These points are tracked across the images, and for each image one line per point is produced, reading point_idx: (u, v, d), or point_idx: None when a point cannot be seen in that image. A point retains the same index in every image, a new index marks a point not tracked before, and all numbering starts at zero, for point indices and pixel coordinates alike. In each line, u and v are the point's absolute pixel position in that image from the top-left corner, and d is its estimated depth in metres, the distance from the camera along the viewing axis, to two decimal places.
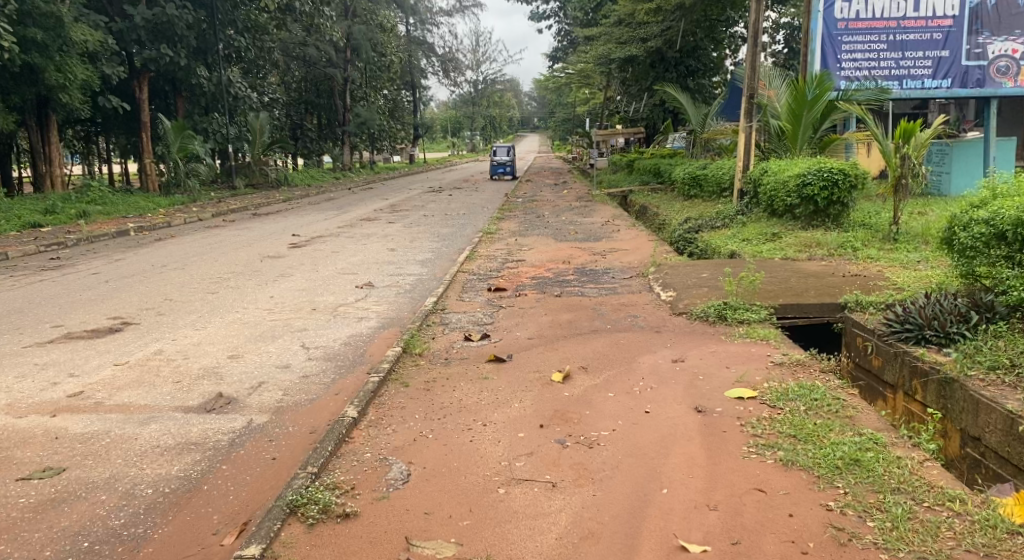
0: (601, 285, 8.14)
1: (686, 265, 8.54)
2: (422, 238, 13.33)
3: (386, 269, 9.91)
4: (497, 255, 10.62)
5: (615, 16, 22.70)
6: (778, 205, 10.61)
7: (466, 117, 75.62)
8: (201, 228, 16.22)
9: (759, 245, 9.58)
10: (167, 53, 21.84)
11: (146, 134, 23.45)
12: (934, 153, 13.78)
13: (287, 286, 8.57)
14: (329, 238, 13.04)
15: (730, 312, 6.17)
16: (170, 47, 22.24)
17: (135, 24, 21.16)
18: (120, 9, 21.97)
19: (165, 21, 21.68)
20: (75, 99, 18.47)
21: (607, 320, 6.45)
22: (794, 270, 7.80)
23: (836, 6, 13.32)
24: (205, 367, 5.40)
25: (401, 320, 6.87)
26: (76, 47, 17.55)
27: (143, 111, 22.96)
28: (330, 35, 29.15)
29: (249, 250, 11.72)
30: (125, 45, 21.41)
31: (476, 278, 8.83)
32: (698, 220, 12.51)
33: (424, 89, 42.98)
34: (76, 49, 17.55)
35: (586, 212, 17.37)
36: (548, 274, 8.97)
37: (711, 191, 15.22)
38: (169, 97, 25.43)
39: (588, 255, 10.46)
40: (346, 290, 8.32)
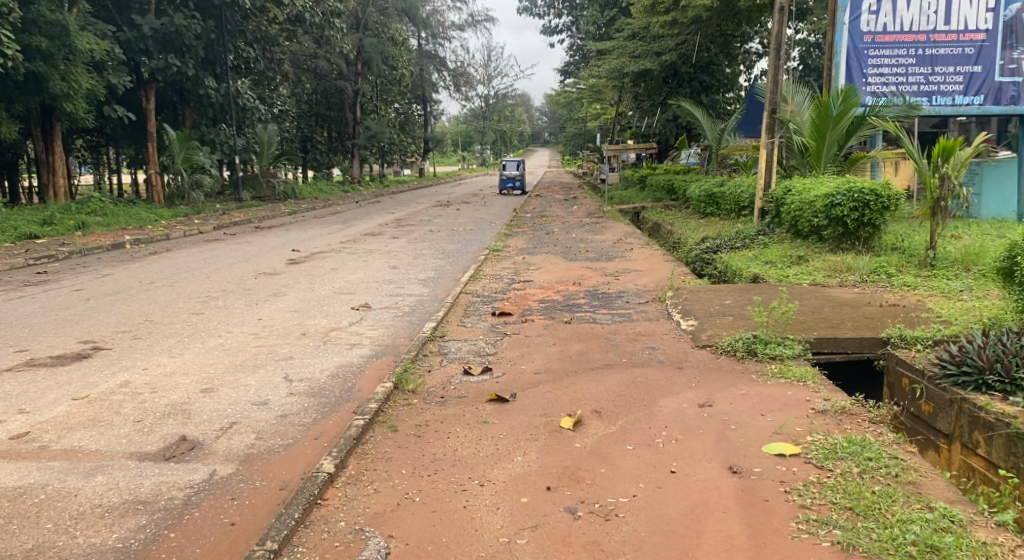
0: (614, 310, 7.56)
1: (707, 290, 7.96)
2: (426, 255, 12.77)
3: (385, 289, 9.34)
4: (503, 275, 10.05)
5: (628, 30, 22.27)
6: (804, 226, 10.02)
7: (477, 132, 75.26)
8: (200, 241, 15.75)
9: (784, 269, 9.05)
10: (175, 63, 21.46)
11: (151, 144, 23.07)
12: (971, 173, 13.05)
13: (278, 307, 8.02)
14: (330, 255, 12.51)
15: (760, 347, 5.61)
16: (179, 56, 21.84)
17: (143, 33, 20.80)
18: (129, 19, 21.67)
19: (173, 31, 21.35)
20: (80, 108, 18.00)
21: (622, 352, 5.86)
22: (825, 298, 7.21)
23: (862, 18, 12.85)
24: (173, 404, 4.82)
25: (397, 348, 6.29)
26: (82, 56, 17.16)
27: (149, 121, 22.61)
28: (341, 48, 28.82)
29: (244, 266, 11.18)
30: (132, 54, 21.03)
31: (480, 300, 8.25)
32: (716, 240, 11.95)
33: (435, 103, 42.64)
34: (81, 57, 17.16)
35: (597, 228, 16.80)
36: (557, 297, 8.39)
37: (729, 209, 14.64)
38: (176, 107, 25.08)
39: (600, 276, 9.88)
40: (340, 313, 7.76)
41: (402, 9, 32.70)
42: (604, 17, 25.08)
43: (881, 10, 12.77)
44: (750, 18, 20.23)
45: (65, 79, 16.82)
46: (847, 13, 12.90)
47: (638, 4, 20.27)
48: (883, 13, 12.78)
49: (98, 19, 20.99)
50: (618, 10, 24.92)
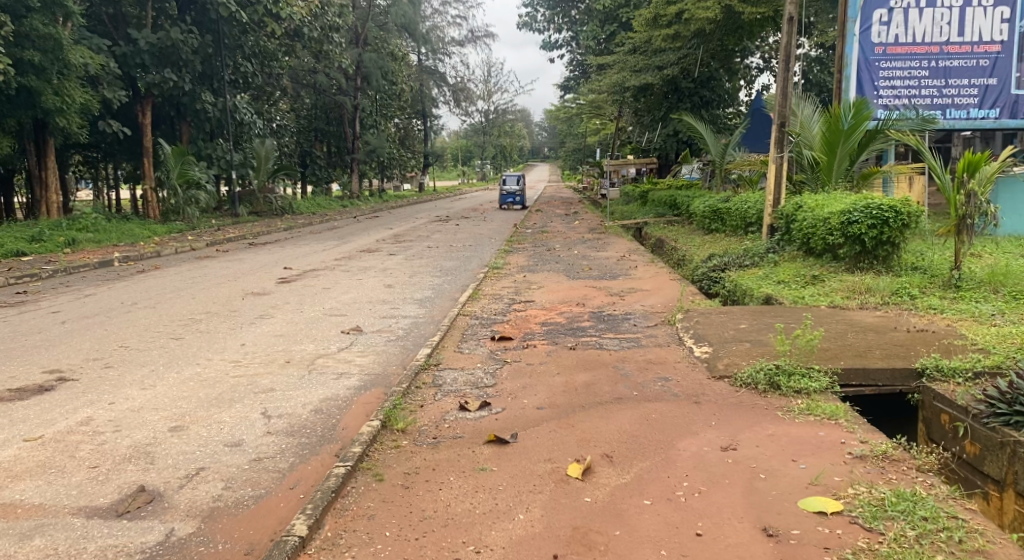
0: (621, 335, 7.08)
1: (719, 313, 7.49)
2: (423, 274, 12.30)
3: (379, 310, 8.88)
4: (503, 296, 9.57)
5: (630, 44, 21.93)
6: (818, 245, 9.59)
7: (476, 147, 75.04)
8: (191, 258, 15.28)
9: (799, 289, 8.60)
10: (172, 78, 21.07)
11: (147, 159, 22.69)
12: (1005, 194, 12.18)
13: (263, 331, 7.53)
14: (322, 273, 12.03)
15: (784, 379, 5.15)
16: (175, 71, 21.46)
17: (139, 48, 20.45)
18: (125, 34, 21.33)
19: (170, 45, 20.99)
20: (73, 122, 17.49)
21: (632, 385, 5.39)
22: (847, 323, 6.73)
23: (873, 29, 12.47)
24: (135, 446, 4.31)
25: (387, 379, 5.80)
26: (76, 70, 16.71)
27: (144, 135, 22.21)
28: (340, 62, 28.52)
29: (233, 285, 10.72)
30: (128, 69, 20.65)
31: (478, 323, 7.77)
32: (723, 258, 11.49)
33: (436, 118, 42.28)
34: (75, 72, 16.76)
35: (600, 245, 16.31)
36: (559, 319, 7.92)
37: (735, 225, 14.17)
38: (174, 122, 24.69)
39: (604, 296, 9.42)
40: (329, 337, 7.28)
41: (402, 24, 32.40)
42: (604, 32, 24.75)
43: (892, 21, 12.39)
44: (752, 32, 19.89)
45: (58, 94, 16.37)
46: (858, 23, 12.52)
47: (640, 17, 19.92)
48: (894, 24, 12.41)
49: (94, 33, 20.63)
50: (619, 24, 24.59)
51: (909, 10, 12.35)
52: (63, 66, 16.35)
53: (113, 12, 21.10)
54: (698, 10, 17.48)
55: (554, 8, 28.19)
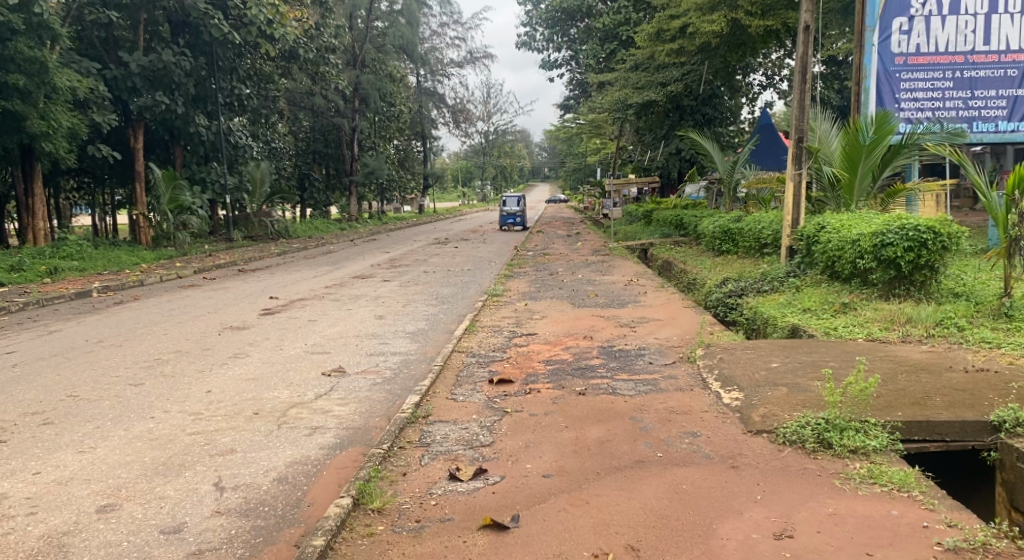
0: (635, 376, 6.27)
1: (747, 348, 6.71)
2: (417, 302, 11.50)
3: (368, 346, 8.10)
4: (502, 328, 8.76)
5: (631, 61, 21.31)
6: (846, 268, 8.83)
7: (477, 168, 74.52)
8: (175, 287, 14.50)
9: (829, 319, 7.86)
10: (164, 101, 20.36)
11: (139, 184, 22.03)
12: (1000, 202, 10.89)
13: (234, 374, 6.71)
14: (309, 303, 11.24)
15: (836, 436, 4.37)
16: (167, 94, 20.78)
17: (131, 70, 19.81)
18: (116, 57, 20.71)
19: (162, 68, 20.37)
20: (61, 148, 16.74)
21: (655, 443, 4.61)
22: (894, 361, 5.96)
23: (893, 39, 11.77)
24: (50, 535, 3.59)
25: (367, 435, 4.99)
26: (63, 94, 15.99)
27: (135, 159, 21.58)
28: (337, 83, 27.94)
29: (212, 318, 9.95)
30: (119, 93, 19.99)
31: (474, 362, 6.97)
32: (739, 282, 10.74)
33: (434, 139, 41.65)
34: (61, 96, 15.99)
35: (604, 268, 15.52)
36: (566, 356, 7.14)
37: (748, 247, 13.40)
38: (166, 146, 24.06)
39: (615, 327, 8.64)
40: (307, 382, 6.46)
41: (400, 46, 31.84)
42: (604, 50, 24.08)
43: (913, 30, 11.70)
44: (757, 47, 19.25)
45: (44, 118, 15.55)
46: (876, 33, 11.84)
47: (642, 32, 19.26)
48: (916, 33, 11.71)
49: (84, 56, 19.97)
50: (619, 42, 23.94)
51: (931, 18, 11.66)
52: (49, 90, 15.62)
53: (104, 35, 20.48)
54: (702, 23, 16.79)
55: (553, 27, 27.55)
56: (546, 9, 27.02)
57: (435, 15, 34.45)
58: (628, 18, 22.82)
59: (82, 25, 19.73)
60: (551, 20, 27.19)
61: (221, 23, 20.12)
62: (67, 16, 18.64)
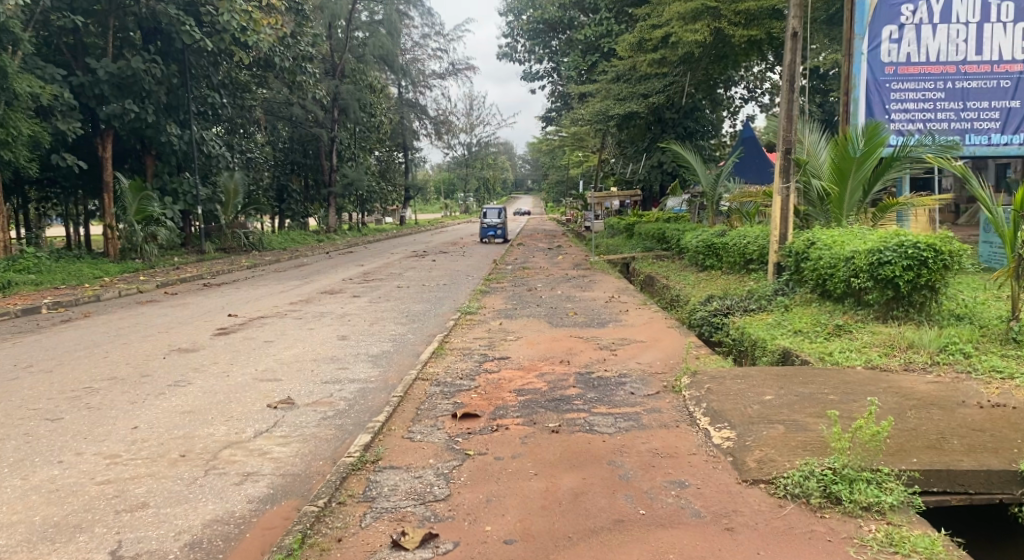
0: (615, 409, 5.63)
1: (738, 377, 6.09)
2: (386, 321, 10.83)
3: (324, 371, 7.44)
4: (473, 350, 8.10)
5: (613, 72, 20.67)
6: (838, 287, 8.28)
7: (459, 180, 73.87)
8: (131, 303, 13.73)
9: (822, 342, 7.32)
10: (133, 109, 19.53)
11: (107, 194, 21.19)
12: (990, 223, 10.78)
13: (168, 406, 6.02)
14: (269, 322, 10.55)
15: (846, 488, 3.80)
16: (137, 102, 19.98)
17: (98, 77, 18.96)
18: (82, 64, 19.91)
19: (131, 75, 19.54)
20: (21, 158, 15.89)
21: (637, 496, 3.98)
22: (899, 394, 5.38)
23: (882, 48, 11.33)
24: None
25: (305, 484, 4.33)
26: (23, 101, 15.16)
27: (103, 169, 20.75)
28: (314, 93, 27.25)
29: (160, 339, 9.24)
30: (86, 100, 19.16)
31: (438, 391, 6.32)
32: (725, 300, 10.19)
33: (415, 150, 41.03)
34: (22, 103, 15.12)
35: (585, 283, 14.93)
36: (539, 384, 6.52)
37: (733, 262, 12.85)
38: (137, 156, 23.24)
39: (594, 350, 8.03)
40: (248, 416, 5.80)
41: (380, 56, 31.25)
42: (586, 62, 23.59)
43: (903, 38, 11.26)
44: (741, 59, 18.93)
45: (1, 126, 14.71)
46: (865, 41, 11.40)
47: (624, 42, 18.80)
48: (906, 41, 11.26)
49: (48, 62, 19.15)
50: (600, 54, 23.49)
51: (921, 27, 11.22)
52: (8, 96, 14.79)
53: (72, 41, 19.72)
54: (685, 32, 16.25)
55: (535, 38, 27.02)
56: (527, 20, 26.45)
57: (417, 26, 33.90)
58: (610, 30, 22.34)
59: (47, 30, 18.97)
60: (533, 31, 26.66)
61: (192, 30, 19.34)
62: (30, 20, 17.85)
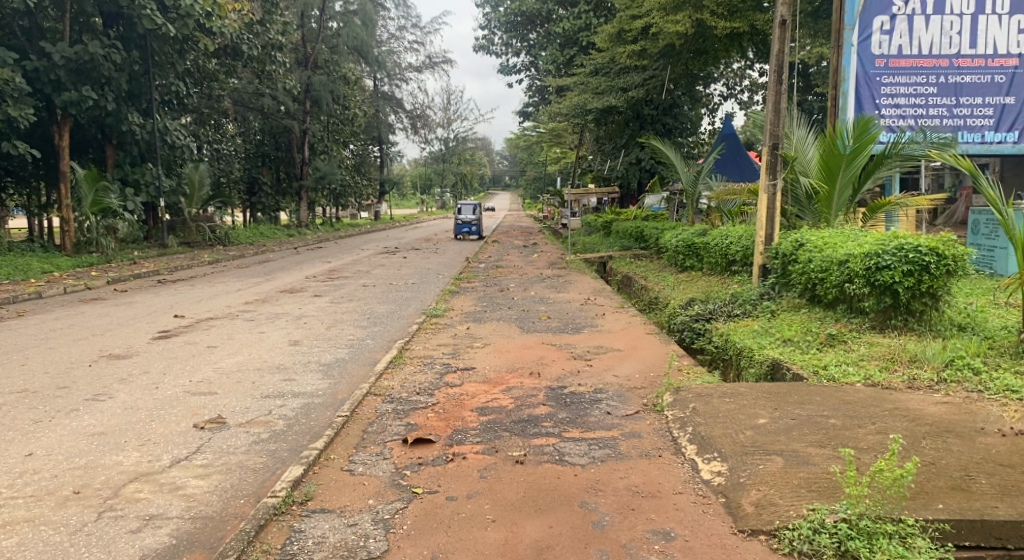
0: (589, 433, 4.95)
1: (726, 396, 5.43)
2: (345, 323, 10.08)
3: (267, 384, 6.70)
4: (435, 360, 7.38)
5: (592, 64, 20.09)
6: (830, 291, 7.69)
7: (435, 176, 72.84)
8: (74, 302, 12.85)
9: (815, 353, 6.71)
10: (92, 97, 18.42)
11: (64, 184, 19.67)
12: (981, 224, 10.31)
13: (76, 427, 5.30)
14: (217, 325, 9.77)
15: (865, 548, 3.25)
16: (96, 89, 18.83)
17: (53, 62, 17.74)
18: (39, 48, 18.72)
19: (89, 60, 18.28)
20: None
21: (613, 552, 3.39)
22: (908, 417, 4.75)
23: (873, 39, 10.74)
24: None
25: (215, 533, 3.71)
26: None
27: (60, 157, 19.43)
28: (283, 83, 26.19)
29: (92, 344, 8.46)
30: (41, 86, 17.97)
31: (390, 409, 5.60)
32: (708, 303, 9.58)
33: (391, 144, 40.10)
34: None
35: (560, 284, 14.32)
36: (504, 401, 5.82)
37: (714, 263, 12.25)
38: (100, 146, 22.00)
39: (568, 359, 7.34)
40: (169, 440, 5.09)
41: (354, 47, 30.27)
42: (563, 56, 22.91)
43: (895, 30, 10.67)
44: (720, 55, 18.67)
45: None
46: (856, 32, 10.79)
47: (602, 34, 18.21)
48: (897, 33, 10.69)
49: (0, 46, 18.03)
50: (578, 48, 22.83)
51: (914, 18, 10.65)
52: None
53: (26, 24, 18.66)
54: (666, 24, 15.58)
55: (512, 31, 26.24)
56: (504, 12, 25.66)
57: (393, 18, 33.12)
58: (589, 23, 21.70)
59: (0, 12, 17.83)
60: (510, 23, 25.84)
61: (154, 14, 18.15)
62: None
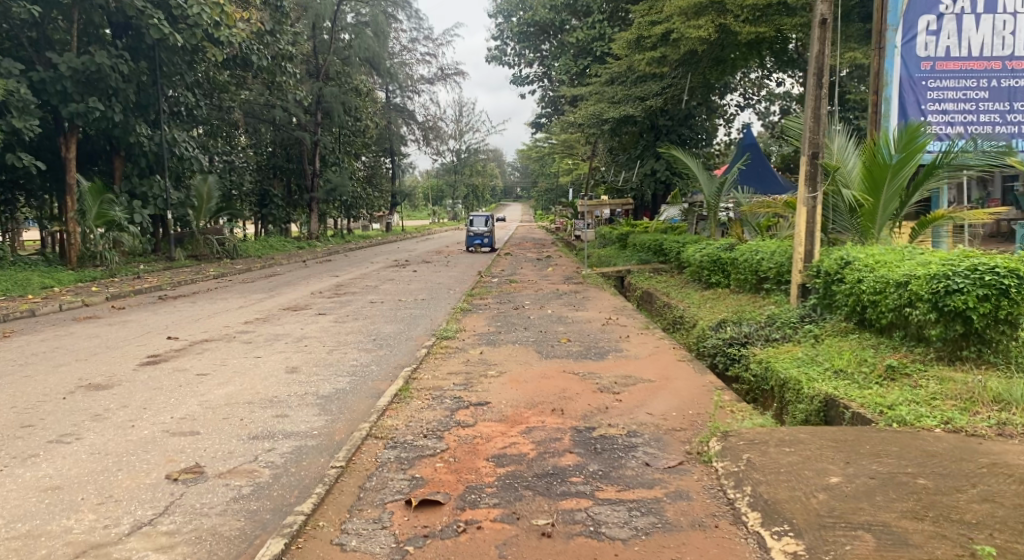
0: (627, 491, 4.20)
1: (784, 444, 4.63)
2: (348, 347, 9.32)
3: (257, 422, 5.95)
4: (445, 393, 6.58)
5: (607, 73, 19.39)
6: (885, 316, 6.88)
7: (447, 188, 72.24)
8: (66, 321, 12.15)
9: (874, 388, 5.91)
10: (99, 108, 17.73)
11: (71, 198, 19.09)
12: None
13: (31, 482, 4.61)
14: (211, 348, 9.04)
15: None
16: (103, 100, 18.14)
17: (59, 73, 17.08)
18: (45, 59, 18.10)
19: (96, 71, 17.63)
20: None
21: None
22: (1016, 478, 3.93)
23: (918, 40, 9.90)
24: None
25: None
26: None
27: (67, 170, 18.85)
28: (294, 94, 25.52)
29: (72, 372, 7.74)
30: (47, 97, 17.30)
31: (391, 458, 4.84)
32: (742, 325, 8.76)
33: (402, 156, 39.52)
34: None
35: (577, 301, 13.55)
36: (524, 446, 5.05)
37: (743, 280, 11.42)
38: (109, 157, 21.39)
39: (593, 391, 6.56)
40: (135, 496, 4.39)
41: (366, 58, 29.71)
42: (577, 66, 22.23)
43: (942, 30, 9.83)
44: (739, 65, 17.71)
45: None
46: (900, 33, 9.94)
47: (620, 40, 17.50)
48: (945, 34, 9.84)
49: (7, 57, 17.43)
50: (593, 57, 22.13)
51: (962, 17, 9.83)
52: None
53: (34, 35, 18.05)
54: (688, 29, 14.82)
55: (525, 41, 25.55)
56: (517, 22, 24.97)
57: (405, 30, 32.64)
58: (603, 32, 21.05)
59: (8, 23, 17.22)
60: (523, 34, 25.15)
61: (161, 23, 17.41)
62: None
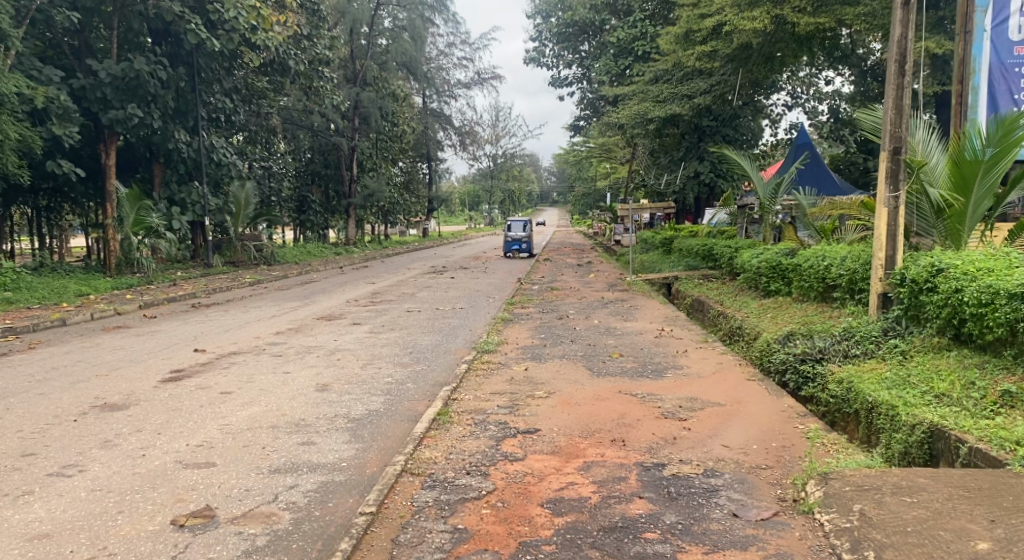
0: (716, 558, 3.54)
1: (903, 493, 3.84)
2: (383, 361, 8.67)
3: (281, 451, 5.30)
4: (489, 418, 5.86)
5: (651, 71, 18.69)
6: (994, 331, 5.99)
7: (483, 193, 71.66)
8: (94, 331, 11.68)
9: (993, 419, 5.05)
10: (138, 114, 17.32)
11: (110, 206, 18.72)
12: None
13: (23, 528, 4.04)
14: (237, 363, 8.45)
15: None
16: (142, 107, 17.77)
17: (99, 80, 16.73)
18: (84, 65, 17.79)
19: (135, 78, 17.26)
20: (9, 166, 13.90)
21: None
22: None
23: (1011, 23, 8.74)
24: None
25: None
26: (7, 103, 13.27)
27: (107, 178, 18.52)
28: (330, 100, 24.95)
29: (88, 389, 7.18)
30: (86, 105, 16.96)
31: (430, 502, 4.17)
32: (816, 337, 7.88)
33: (438, 161, 38.99)
34: (8, 105, 13.30)
35: (624, 310, 12.76)
36: (585, 486, 4.34)
37: (808, 287, 10.56)
38: (150, 164, 21.10)
39: (657, 417, 5.79)
40: (138, 550, 3.82)
41: (403, 63, 29.24)
42: (618, 67, 21.30)
43: None
44: (787, 62, 16.55)
45: None
46: (989, 15, 8.80)
47: (668, 35, 16.70)
48: None
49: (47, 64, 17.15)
50: (634, 57, 21.18)
51: None
52: None
53: (74, 42, 17.75)
54: (742, 20, 13.91)
55: (564, 42, 24.76)
56: (556, 22, 24.25)
57: (442, 34, 32.03)
58: (645, 31, 20.32)
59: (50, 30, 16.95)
60: (562, 34, 24.39)
61: (198, 28, 16.94)
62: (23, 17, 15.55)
